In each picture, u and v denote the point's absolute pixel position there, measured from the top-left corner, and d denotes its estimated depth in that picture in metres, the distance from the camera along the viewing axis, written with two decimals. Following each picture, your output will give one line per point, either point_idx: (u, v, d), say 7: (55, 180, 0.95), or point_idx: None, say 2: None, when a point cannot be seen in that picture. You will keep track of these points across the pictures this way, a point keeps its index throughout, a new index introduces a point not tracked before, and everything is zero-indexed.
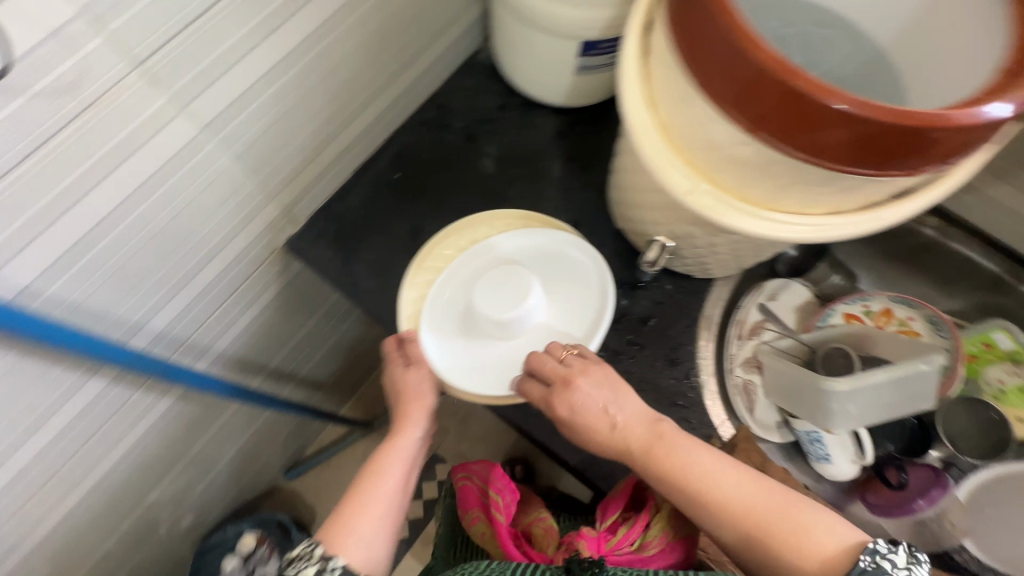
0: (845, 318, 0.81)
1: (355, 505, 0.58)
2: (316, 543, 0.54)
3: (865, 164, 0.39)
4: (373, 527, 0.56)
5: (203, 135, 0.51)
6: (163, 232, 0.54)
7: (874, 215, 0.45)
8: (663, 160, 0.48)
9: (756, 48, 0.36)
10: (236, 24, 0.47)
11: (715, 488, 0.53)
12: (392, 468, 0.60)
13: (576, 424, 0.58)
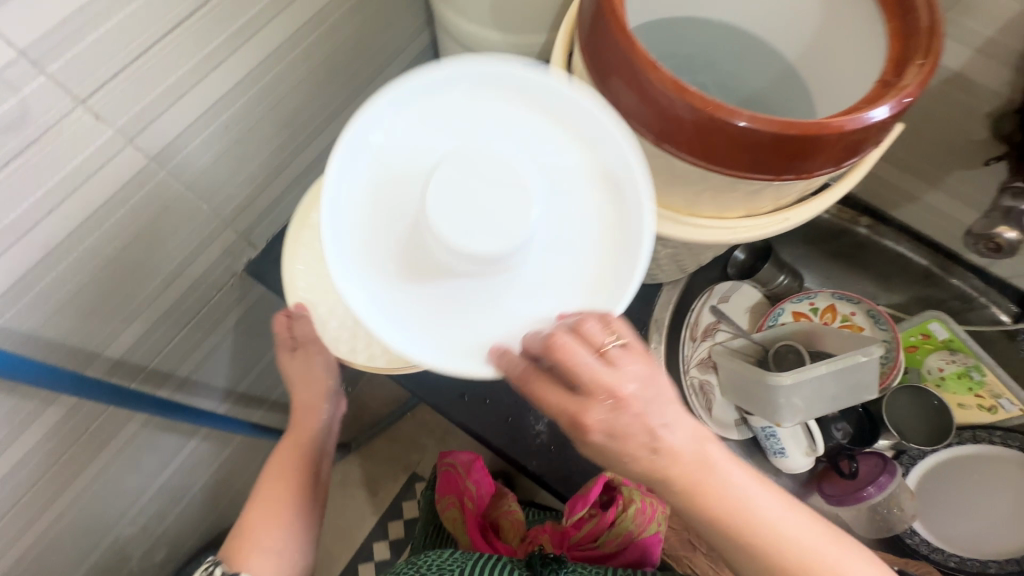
0: (794, 317, 0.85)
1: (254, 512, 0.58)
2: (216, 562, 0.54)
3: (764, 171, 0.43)
4: (276, 530, 0.57)
5: (152, 165, 0.53)
6: (115, 260, 0.56)
7: (784, 215, 0.49)
8: None
9: (653, 71, 0.40)
10: (178, 61, 0.49)
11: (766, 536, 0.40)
12: (283, 466, 0.60)
13: (606, 447, 0.37)
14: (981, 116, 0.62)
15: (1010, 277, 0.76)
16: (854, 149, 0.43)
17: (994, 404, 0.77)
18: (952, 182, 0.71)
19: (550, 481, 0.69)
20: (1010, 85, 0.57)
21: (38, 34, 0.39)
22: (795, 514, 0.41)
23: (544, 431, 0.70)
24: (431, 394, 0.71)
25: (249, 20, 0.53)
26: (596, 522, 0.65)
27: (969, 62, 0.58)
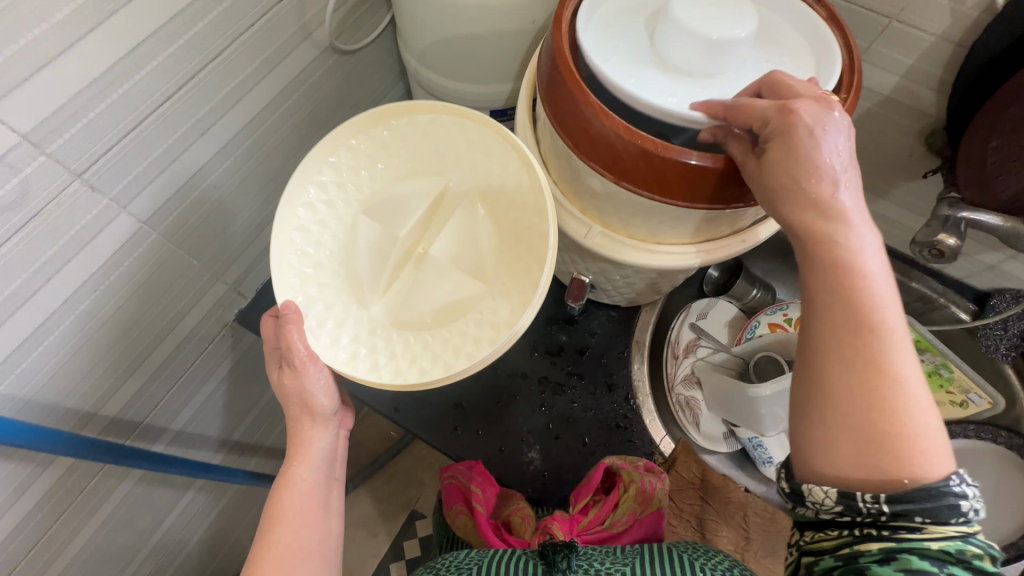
0: (770, 328, 0.89)
1: (260, 555, 0.49)
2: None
3: (713, 198, 0.47)
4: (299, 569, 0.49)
5: (146, 227, 0.56)
6: (112, 319, 0.58)
7: (742, 237, 0.52)
8: (560, 211, 0.56)
9: (604, 116, 0.45)
10: (169, 129, 0.53)
11: (863, 343, 0.39)
12: (290, 500, 0.53)
13: (783, 151, 0.40)
14: (915, 134, 0.67)
15: (966, 278, 0.81)
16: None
17: (964, 399, 0.78)
18: (898, 194, 0.76)
19: (547, 506, 0.70)
20: (936, 105, 0.63)
21: (38, 120, 0.42)
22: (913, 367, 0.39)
23: (536, 457, 0.72)
24: (425, 428, 0.74)
25: (234, 88, 0.57)
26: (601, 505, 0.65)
27: (896, 87, 0.64)
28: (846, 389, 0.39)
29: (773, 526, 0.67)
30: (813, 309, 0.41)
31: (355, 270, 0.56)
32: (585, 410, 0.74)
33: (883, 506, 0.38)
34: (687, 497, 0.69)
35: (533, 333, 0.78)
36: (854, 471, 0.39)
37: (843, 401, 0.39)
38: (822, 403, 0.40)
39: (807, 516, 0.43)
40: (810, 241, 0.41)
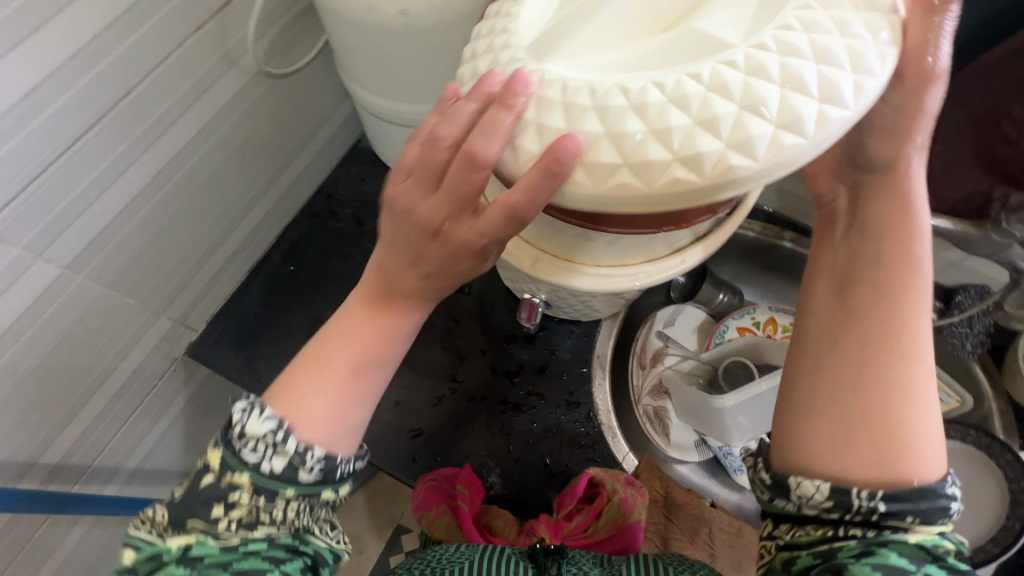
0: (739, 332, 0.87)
1: (317, 400, 0.41)
2: (290, 432, 0.39)
3: (648, 222, 0.44)
4: (346, 435, 0.42)
5: (69, 272, 0.54)
6: (40, 369, 0.56)
7: (681, 257, 0.51)
8: None
9: None
10: (82, 172, 0.51)
11: (914, 327, 0.38)
12: (372, 344, 0.43)
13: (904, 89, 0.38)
14: None
15: (931, 274, 0.79)
16: (726, 195, 0.44)
17: None
18: None
19: None
20: None
21: None
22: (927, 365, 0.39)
23: (497, 481, 0.71)
24: (383, 457, 0.72)
25: (154, 123, 0.55)
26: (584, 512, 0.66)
27: None
28: (886, 372, 0.38)
29: (740, 540, 0.66)
30: (859, 288, 0.40)
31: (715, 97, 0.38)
32: (545, 431, 0.73)
33: (877, 504, 0.36)
34: (650, 516, 0.68)
35: (491, 352, 0.77)
36: (867, 468, 0.37)
37: (877, 387, 0.37)
38: (860, 385, 0.38)
39: (786, 510, 0.39)
40: (879, 216, 0.41)
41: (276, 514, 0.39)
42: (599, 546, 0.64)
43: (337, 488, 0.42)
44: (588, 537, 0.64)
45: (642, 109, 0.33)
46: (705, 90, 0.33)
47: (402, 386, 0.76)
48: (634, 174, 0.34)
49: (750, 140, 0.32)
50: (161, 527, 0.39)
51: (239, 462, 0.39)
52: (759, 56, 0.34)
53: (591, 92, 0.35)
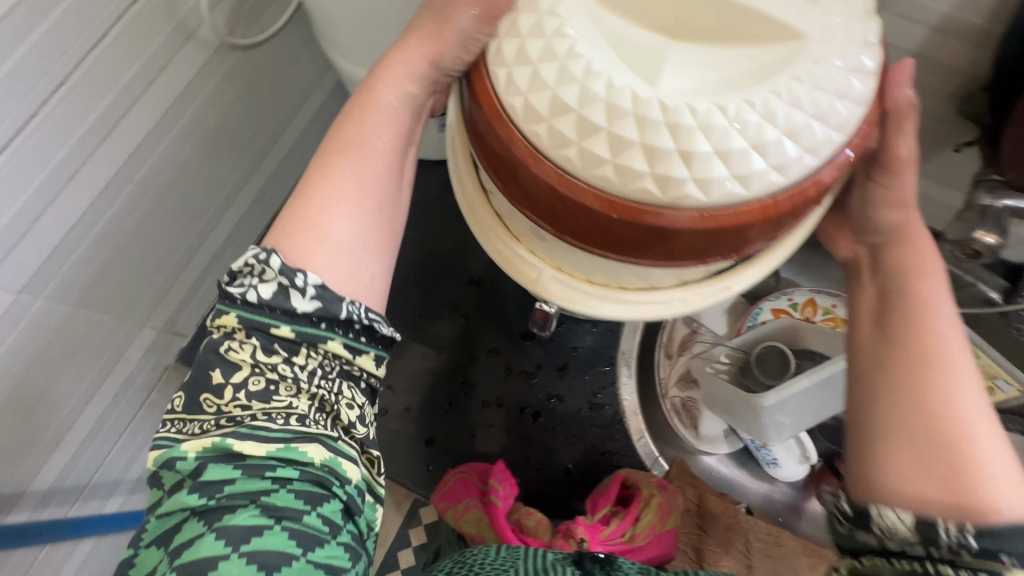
0: (774, 315, 0.79)
1: (331, 225, 0.34)
2: (270, 251, 0.32)
3: (690, 254, 0.34)
4: (357, 273, 0.34)
5: (25, 294, 0.47)
6: (10, 402, 0.50)
7: (726, 283, 0.43)
8: (506, 250, 0.45)
9: (538, 164, 0.32)
10: (20, 184, 0.43)
11: (962, 352, 0.33)
12: (369, 141, 0.37)
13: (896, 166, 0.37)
14: (944, 96, 0.55)
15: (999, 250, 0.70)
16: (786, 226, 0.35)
17: (990, 384, 0.72)
18: (915, 162, 0.65)
19: None
20: (973, 61, 0.51)
21: None
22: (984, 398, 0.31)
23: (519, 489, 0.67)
24: (395, 467, 0.69)
25: (100, 118, 0.47)
26: (621, 515, 0.59)
27: (926, 40, 0.51)
28: (939, 394, 0.31)
29: (780, 548, 0.61)
30: (895, 314, 0.35)
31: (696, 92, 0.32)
32: (567, 437, 0.68)
33: (968, 538, 0.28)
34: (683, 525, 0.64)
35: (505, 351, 0.71)
36: (941, 497, 0.29)
37: (924, 406, 0.31)
38: (907, 404, 0.31)
39: (864, 547, 0.30)
40: (893, 264, 0.37)
41: (273, 369, 0.31)
42: (636, 553, 0.58)
43: (356, 346, 0.33)
44: (628, 543, 0.57)
45: (612, 109, 0.31)
46: (663, 122, 0.31)
47: (411, 391, 0.71)
48: (617, 171, 0.31)
49: (709, 180, 0.31)
50: (178, 416, 0.32)
51: (228, 303, 0.32)
52: (749, 110, 0.31)
53: (607, 84, 0.31)
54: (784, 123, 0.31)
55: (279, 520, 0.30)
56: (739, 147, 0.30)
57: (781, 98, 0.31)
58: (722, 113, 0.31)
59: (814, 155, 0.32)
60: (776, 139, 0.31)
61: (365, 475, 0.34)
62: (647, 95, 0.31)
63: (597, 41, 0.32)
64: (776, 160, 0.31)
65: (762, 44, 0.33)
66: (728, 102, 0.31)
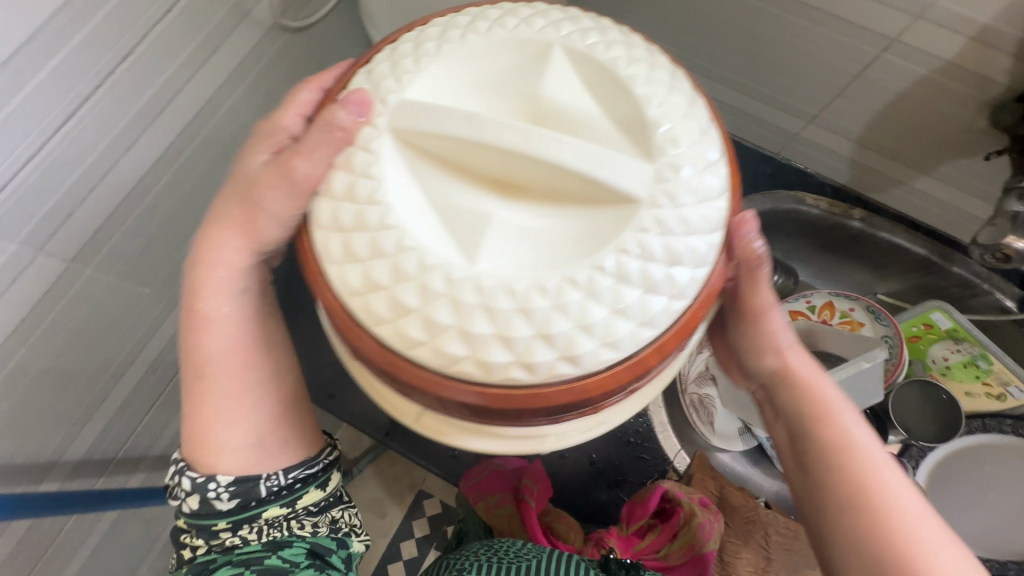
0: (792, 317, 0.81)
1: (223, 432, 0.41)
2: (184, 472, 0.41)
3: (542, 415, 0.33)
4: (261, 449, 0.42)
5: (76, 263, 0.48)
6: (55, 369, 0.51)
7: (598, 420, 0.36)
8: (372, 386, 0.37)
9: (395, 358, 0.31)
10: (84, 151, 0.44)
11: (877, 463, 0.38)
12: (212, 350, 0.41)
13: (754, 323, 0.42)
14: (978, 105, 0.57)
15: None
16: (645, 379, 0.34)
17: (1002, 391, 0.75)
18: (942, 170, 0.67)
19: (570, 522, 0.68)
20: (1010, 72, 0.53)
21: None
22: (908, 501, 0.37)
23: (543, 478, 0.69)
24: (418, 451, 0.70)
25: (158, 91, 0.48)
26: (659, 532, 0.62)
27: (962, 50, 0.53)
28: (876, 519, 0.36)
29: (798, 544, 0.61)
30: (810, 450, 0.40)
31: (510, 270, 0.31)
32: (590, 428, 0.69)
33: None
34: None
35: None
36: None
37: (872, 539, 0.36)
38: (854, 533, 0.37)
39: None
40: (788, 400, 0.42)
41: (228, 544, 0.42)
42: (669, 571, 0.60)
43: (282, 502, 0.43)
44: (661, 560, 0.60)
45: (458, 304, 0.30)
46: (515, 309, 0.30)
47: None
48: (478, 365, 0.30)
49: (576, 355, 0.30)
50: (185, 562, 0.44)
51: (178, 509, 0.43)
52: (570, 288, 0.30)
53: (446, 278, 0.30)
54: (611, 299, 0.30)
55: (249, 568, 0.42)
56: (562, 330, 0.30)
57: (603, 275, 0.30)
58: (542, 293, 0.30)
59: (651, 327, 0.31)
60: (603, 318, 0.30)
61: (325, 533, 0.45)
62: (460, 276, 0.30)
63: (418, 205, 0.33)
64: (606, 337, 0.30)
65: (588, 204, 0.33)
66: (549, 280, 0.30)
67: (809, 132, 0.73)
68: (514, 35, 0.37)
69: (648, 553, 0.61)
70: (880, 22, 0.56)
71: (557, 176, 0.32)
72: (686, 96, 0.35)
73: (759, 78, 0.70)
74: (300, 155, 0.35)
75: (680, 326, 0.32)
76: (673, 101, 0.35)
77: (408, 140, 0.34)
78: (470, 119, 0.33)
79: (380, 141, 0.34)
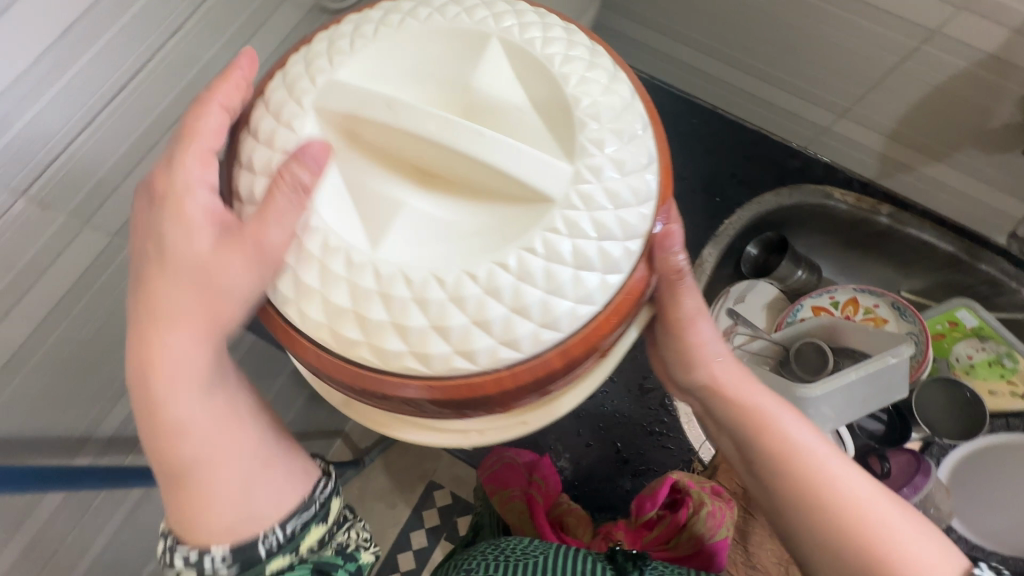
0: (815, 312, 0.80)
1: (221, 507, 0.35)
2: (173, 546, 0.35)
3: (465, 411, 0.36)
4: (264, 509, 0.36)
5: (118, 238, 0.48)
6: (93, 343, 0.51)
7: (521, 420, 0.40)
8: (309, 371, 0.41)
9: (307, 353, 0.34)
10: (131, 125, 0.44)
11: (822, 459, 0.40)
12: (183, 435, 0.35)
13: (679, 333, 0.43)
14: (1017, 99, 0.57)
15: None
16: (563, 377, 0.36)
17: None
18: (976, 164, 0.67)
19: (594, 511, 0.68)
20: None
21: None
22: (857, 489, 0.39)
23: (567, 466, 0.69)
24: None
25: (205, 68, 0.48)
26: (665, 523, 0.61)
27: (1004, 42, 0.53)
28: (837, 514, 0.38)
29: None
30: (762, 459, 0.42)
31: (414, 262, 0.33)
32: (615, 417, 0.69)
33: None
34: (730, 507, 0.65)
35: None
36: None
37: (839, 538, 0.38)
38: (820, 535, 0.39)
39: None
40: (727, 410, 0.44)
41: None
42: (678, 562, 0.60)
43: (287, 551, 0.36)
44: (669, 551, 0.60)
45: (357, 291, 0.33)
46: (411, 298, 0.32)
47: None
48: (374, 353, 0.33)
49: (474, 351, 0.32)
50: None
51: None
52: (468, 281, 0.32)
53: (348, 262, 0.33)
54: (510, 300, 0.32)
55: None
56: (456, 324, 0.32)
57: (502, 271, 0.32)
58: (440, 285, 0.32)
59: (554, 331, 0.33)
60: (501, 317, 0.32)
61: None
62: (360, 261, 0.33)
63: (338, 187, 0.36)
64: (506, 335, 0.32)
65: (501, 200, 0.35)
66: (448, 272, 0.32)
67: (841, 126, 0.73)
68: (452, 24, 0.38)
69: (657, 545, 0.61)
70: (920, 13, 0.55)
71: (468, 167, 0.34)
72: (622, 98, 0.37)
73: (791, 70, 0.70)
74: (238, 164, 0.37)
75: (584, 334, 0.33)
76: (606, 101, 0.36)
77: (335, 121, 0.36)
78: (391, 105, 0.35)
79: (303, 119, 0.36)
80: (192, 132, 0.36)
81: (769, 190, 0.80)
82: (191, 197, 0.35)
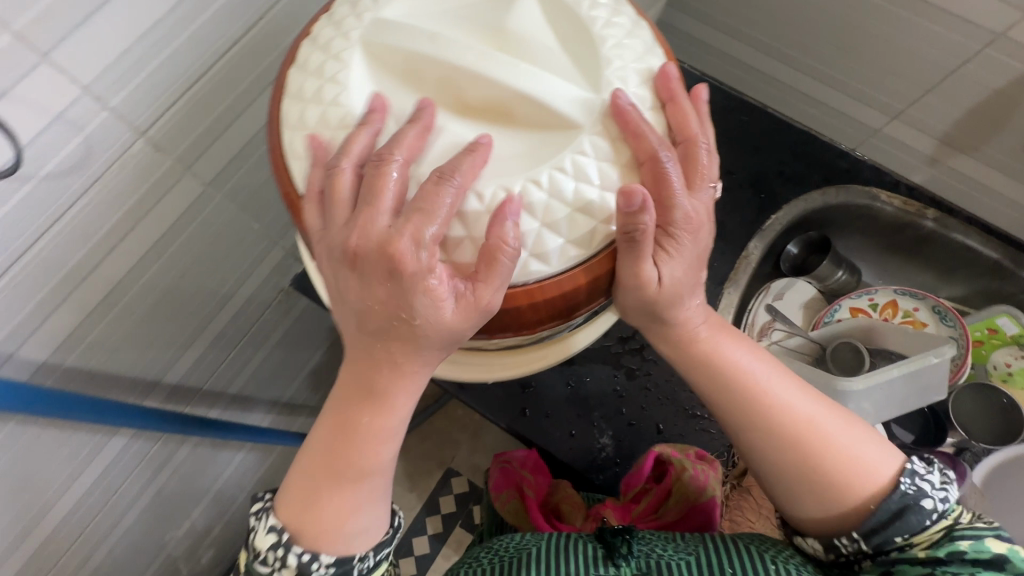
0: (852, 313, 0.80)
1: (354, 514, 0.36)
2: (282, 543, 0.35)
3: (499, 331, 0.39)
4: (374, 521, 0.38)
5: (210, 188, 0.51)
6: (175, 287, 0.53)
7: (540, 354, 0.46)
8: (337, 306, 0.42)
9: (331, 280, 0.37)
10: (235, 79, 0.47)
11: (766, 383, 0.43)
12: (381, 444, 0.37)
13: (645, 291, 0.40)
14: None
15: None
16: (584, 302, 0.39)
17: None
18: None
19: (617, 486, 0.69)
20: None
21: (101, 68, 0.38)
22: (800, 410, 0.41)
23: (608, 444, 0.70)
24: (491, 408, 0.72)
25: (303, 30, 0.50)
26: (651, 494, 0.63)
27: None
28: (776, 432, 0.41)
29: None
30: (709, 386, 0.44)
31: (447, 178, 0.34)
32: (659, 398, 0.70)
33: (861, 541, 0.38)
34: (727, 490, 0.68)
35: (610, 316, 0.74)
36: (822, 502, 0.39)
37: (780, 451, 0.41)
38: (765, 449, 0.41)
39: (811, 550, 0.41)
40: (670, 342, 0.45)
41: None
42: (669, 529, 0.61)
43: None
44: (659, 519, 0.62)
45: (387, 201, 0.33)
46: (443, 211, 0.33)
47: None
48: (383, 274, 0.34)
49: None
50: None
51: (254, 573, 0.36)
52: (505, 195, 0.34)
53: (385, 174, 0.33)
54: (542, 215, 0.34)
55: None
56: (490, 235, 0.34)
57: (539, 186, 0.34)
58: (479, 200, 0.34)
59: (578, 247, 0.35)
60: (534, 231, 0.34)
61: None
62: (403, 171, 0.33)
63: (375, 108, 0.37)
64: (537, 249, 0.35)
65: (539, 128, 0.36)
66: (486, 187, 0.34)
67: (891, 128, 0.75)
68: None
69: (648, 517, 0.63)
70: (987, 17, 0.57)
71: (502, 96, 0.36)
72: (644, 42, 0.39)
73: (846, 70, 0.72)
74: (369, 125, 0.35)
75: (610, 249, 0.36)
76: (626, 47, 0.38)
77: (377, 50, 0.37)
78: (431, 36, 0.36)
79: (350, 51, 0.37)
80: (436, 206, 0.32)
81: (816, 189, 0.80)
82: (436, 278, 0.32)
